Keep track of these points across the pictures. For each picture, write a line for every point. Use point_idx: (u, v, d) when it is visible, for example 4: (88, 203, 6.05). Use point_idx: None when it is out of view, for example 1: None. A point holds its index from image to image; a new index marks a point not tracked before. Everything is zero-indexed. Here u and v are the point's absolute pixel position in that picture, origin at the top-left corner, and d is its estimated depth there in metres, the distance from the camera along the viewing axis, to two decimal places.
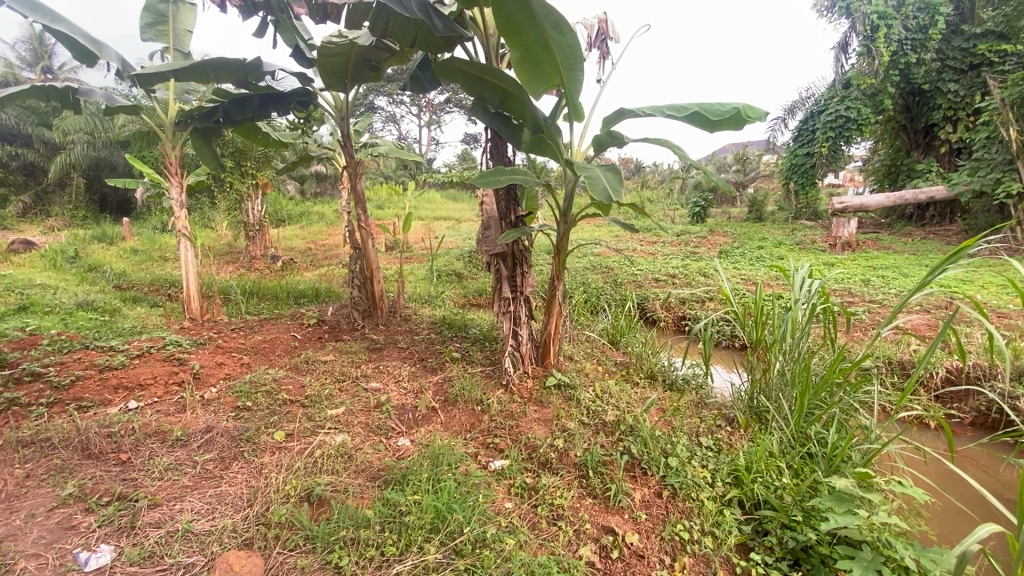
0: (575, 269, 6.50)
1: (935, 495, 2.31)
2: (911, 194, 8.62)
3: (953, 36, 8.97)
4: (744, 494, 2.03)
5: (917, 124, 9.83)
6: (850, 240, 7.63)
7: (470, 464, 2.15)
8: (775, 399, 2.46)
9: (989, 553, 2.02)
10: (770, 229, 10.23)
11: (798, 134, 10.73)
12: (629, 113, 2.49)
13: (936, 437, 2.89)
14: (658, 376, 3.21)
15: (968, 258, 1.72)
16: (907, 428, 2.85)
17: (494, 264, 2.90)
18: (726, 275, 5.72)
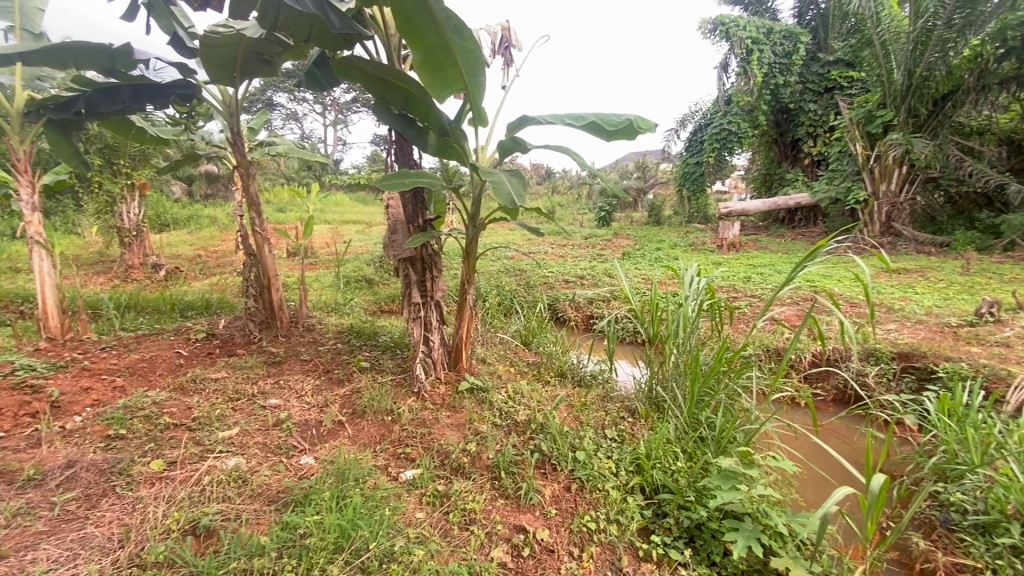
0: (489, 272, 6.56)
1: (804, 466, 2.61)
2: (782, 200, 9.73)
3: (812, 62, 10.27)
4: (645, 480, 2.15)
5: (785, 138, 11.12)
6: (733, 241, 8.46)
7: (379, 476, 2.08)
8: (671, 389, 2.65)
9: (846, 512, 2.32)
10: (667, 232, 11.04)
11: (689, 144, 11.68)
12: (530, 119, 2.54)
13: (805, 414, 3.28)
14: (568, 373, 3.33)
15: (822, 256, 1.98)
16: (781, 408, 3.20)
17: (403, 269, 2.83)
18: (629, 275, 6.09)
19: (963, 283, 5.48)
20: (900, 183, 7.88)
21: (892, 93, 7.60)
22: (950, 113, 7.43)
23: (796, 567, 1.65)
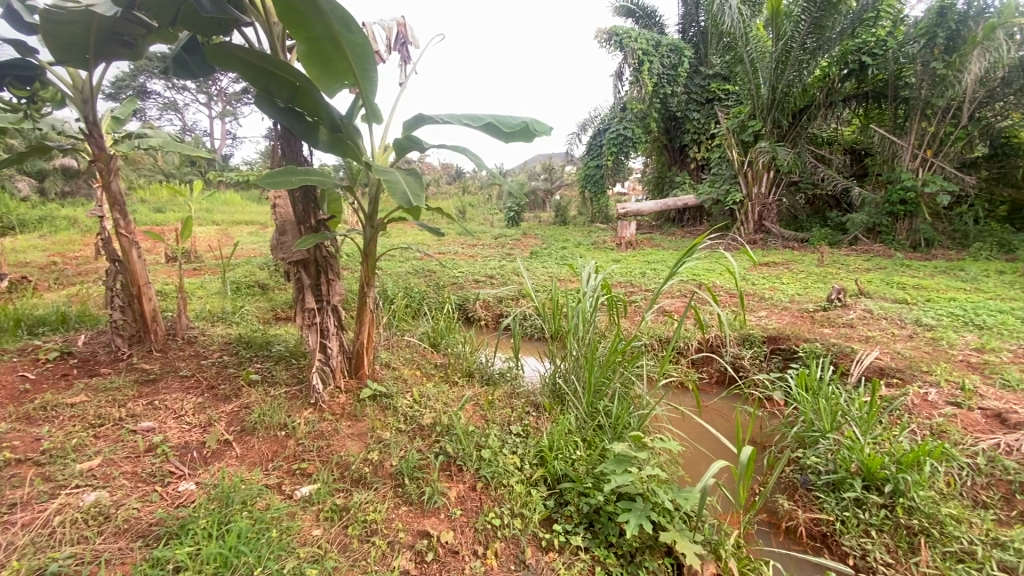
0: (396, 274, 6.39)
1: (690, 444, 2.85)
2: (672, 202, 10.53)
3: (695, 75, 11.22)
4: (548, 472, 2.22)
5: (674, 144, 12.04)
6: (631, 240, 9.02)
7: (271, 496, 1.95)
8: (571, 382, 2.75)
9: (724, 483, 2.57)
10: (572, 231, 11.49)
11: (590, 148, 12.24)
12: (427, 118, 2.50)
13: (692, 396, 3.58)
14: (476, 373, 3.33)
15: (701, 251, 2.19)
16: (671, 392, 3.47)
17: (294, 272, 2.66)
18: (537, 273, 6.24)
19: (819, 273, 6.30)
20: (768, 186, 8.98)
21: (760, 105, 8.45)
22: (805, 126, 8.54)
23: (682, 539, 1.78)
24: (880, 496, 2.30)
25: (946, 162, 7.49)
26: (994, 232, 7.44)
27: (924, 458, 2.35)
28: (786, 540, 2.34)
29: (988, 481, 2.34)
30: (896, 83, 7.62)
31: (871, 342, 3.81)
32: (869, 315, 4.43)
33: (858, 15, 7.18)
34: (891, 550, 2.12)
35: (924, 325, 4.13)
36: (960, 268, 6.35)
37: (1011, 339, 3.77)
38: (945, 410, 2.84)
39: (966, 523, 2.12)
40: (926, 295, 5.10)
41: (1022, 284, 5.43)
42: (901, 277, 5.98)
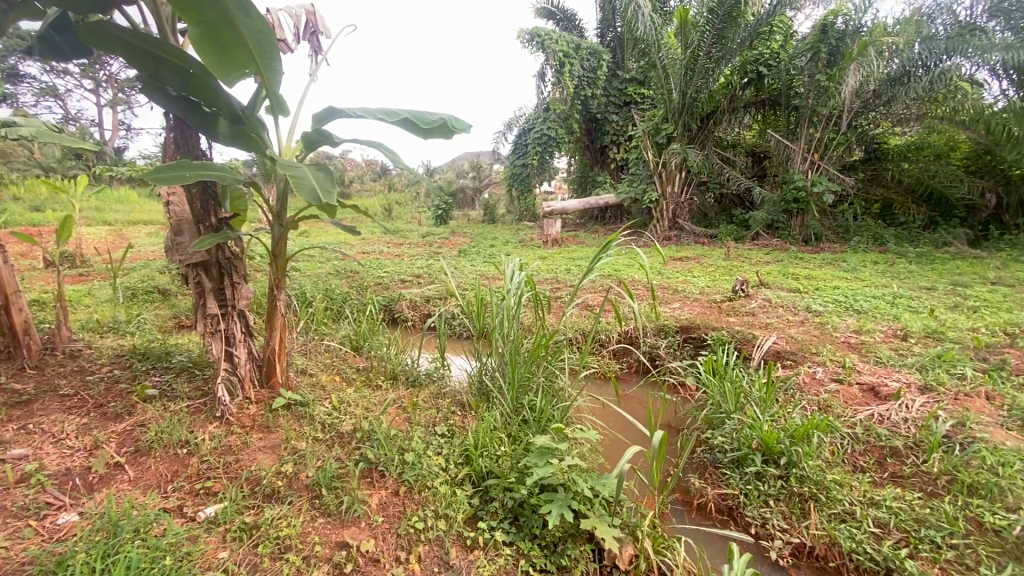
0: (316, 275, 6.09)
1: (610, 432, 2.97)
2: (594, 200, 10.91)
3: (613, 78, 11.66)
4: (473, 470, 2.21)
5: (595, 144, 12.46)
6: (557, 237, 9.25)
7: (170, 520, 1.78)
8: (496, 379, 2.77)
9: (640, 467, 2.70)
10: (500, 230, 11.57)
11: (515, 147, 12.36)
12: (338, 112, 2.40)
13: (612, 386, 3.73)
14: (401, 375, 3.24)
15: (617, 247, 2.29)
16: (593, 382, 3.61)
17: (193, 276, 2.46)
18: (464, 271, 6.21)
19: (726, 266, 6.80)
20: (681, 186, 9.57)
21: (672, 109, 8.94)
22: (712, 129, 9.18)
23: (601, 524, 1.84)
24: (777, 468, 2.52)
25: (830, 165, 8.36)
26: (869, 227, 8.40)
27: (813, 431, 2.61)
28: (698, 516, 2.50)
29: (864, 447, 2.63)
30: (788, 92, 8.37)
31: (769, 328, 4.17)
32: (768, 304, 4.84)
33: (755, 28, 7.79)
34: (787, 517, 2.33)
35: (813, 311, 4.58)
36: (842, 259, 7.13)
37: (882, 320, 4.28)
38: (829, 386, 3.17)
39: (848, 487, 2.38)
40: (815, 284, 5.66)
41: (891, 273, 6.19)
42: (796, 268, 6.60)
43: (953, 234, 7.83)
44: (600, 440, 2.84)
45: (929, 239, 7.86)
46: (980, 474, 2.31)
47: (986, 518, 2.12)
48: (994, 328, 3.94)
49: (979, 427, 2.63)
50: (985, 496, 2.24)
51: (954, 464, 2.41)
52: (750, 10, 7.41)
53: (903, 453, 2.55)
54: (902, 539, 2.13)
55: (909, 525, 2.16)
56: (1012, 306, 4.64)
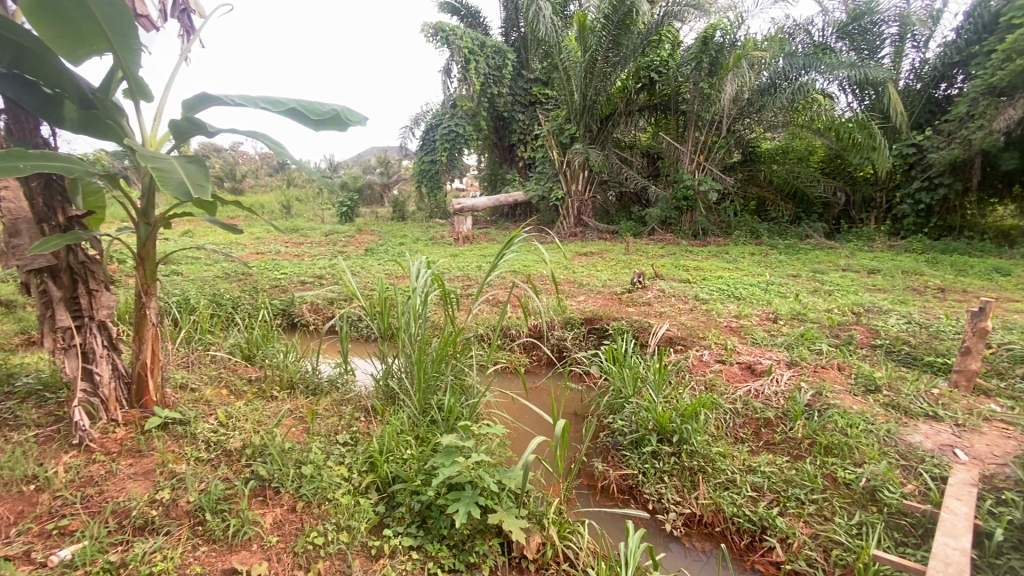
0: (203, 279, 5.54)
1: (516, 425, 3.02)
2: (503, 197, 11.02)
3: (518, 77, 11.82)
4: (378, 477, 2.14)
5: (502, 142, 12.58)
6: (468, 234, 9.23)
7: (12, 571, 1.53)
8: (402, 381, 2.70)
9: (545, 457, 2.78)
10: (410, 227, 11.30)
11: (422, 143, 12.14)
12: (212, 99, 2.18)
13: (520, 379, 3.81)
14: (299, 383, 3.04)
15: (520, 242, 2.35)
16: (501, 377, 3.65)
17: (38, 283, 2.12)
18: (371, 270, 5.98)
19: (627, 260, 7.21)
20: (584, 184, 10.00)
21: (574, 110, 9.28)
22: (611, 131, 9.67)
23: (508, 517, 1.86)
24: (670, 446, 2.72)
25: (713, 165, 9.17)
26: (747, 222, 9.32)
27: (700, 409, 2.85)
28: (602, 498, 2.63)
29: (744, 420, 2.92)
30: (677, 98, 9.05)
31: (664, 316, 4.48)
32: (663, 294, 5.20)
33: (646, 37, 8.29)
34: (679, 490, 2.53)
35: (701, 299, 5.00)
36: (725, 251, 7.87)
37: (758, 305, 4.77)
38: (714, 367, 3.48)
39: (730, 457, 2.62)
40: (703, 274, 6.18)
41: (765, 262, 6.95)
42: (687, 260, 7.16)
43: (812, 228, 8.96)
44: (507, 434, 2.88)
45: (795, 232, 8.90)
46: (833, 435, 2.67)
47: (839, 473, 2.45)
48: (844, 309, 4.56)
49: (833, 394, 3.03)
50: (838, 454, 2.58)
51: (814, 429, 2.75)
52: (641, 19, 7.88)
53: (774, 422, 2.87)
54: (774, 499, 2.39)
55: (779, 486, 2.44)
56: (858, 289, 5.40)
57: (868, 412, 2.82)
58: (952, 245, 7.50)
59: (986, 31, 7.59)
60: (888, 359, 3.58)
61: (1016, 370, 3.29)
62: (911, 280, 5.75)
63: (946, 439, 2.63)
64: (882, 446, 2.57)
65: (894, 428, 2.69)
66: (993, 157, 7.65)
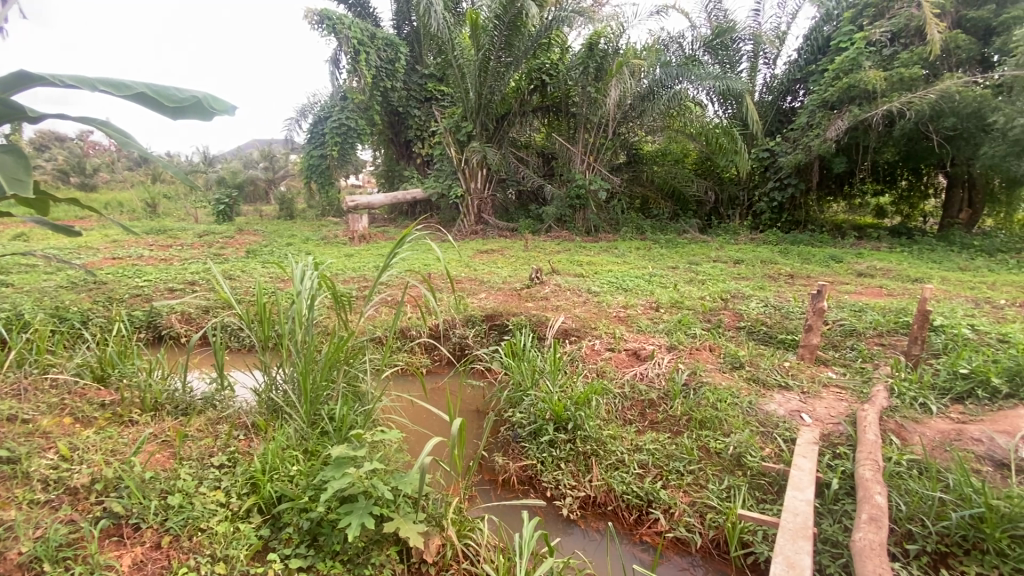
0: (40, 289, 4.72)
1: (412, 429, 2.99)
2: (400, 195, 10.73)
3: (412, 72, 11.45)
4: (262, 498, 1.99)
5: (398, 138, 12.21)
6: (363, 233, 8.86)
7: None
8: (287, 391, 2.51)
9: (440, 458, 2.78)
10: (300, 226, 10.59)
11: (311, 137, 11.42)
12: (36, 78, 1.86)
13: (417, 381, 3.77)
14: (165, 404, 2.71)
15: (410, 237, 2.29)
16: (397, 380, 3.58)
17: None
18: (255, 274, 5.52)
19: (525, 256, 7.40)
20: (483, 182, 10.10)
21: (470, 108, 9.30)
22: (506, 130, 9.83)
23: (406, 523, 1.82)
24: (566, 433, 2.84)
25: (601, 166, 9.71)
26: (633, 219, 10.00)
27: (591, 395, 3.00)
28: (503, 491, 2.68)
29: (631, 402, 3.14)
30: (567, 101, 9.43)
31: (560, 310, 4.66)
32: (559, 288, 5.41)
33: (536, 39, 8.48)
34: (575, 475, 2.66)
35: (593, 292, 5.28)
36: (614, 246, 8.38)
37: (643, 296, 5.14)
38: (605, 355, 3.68)
39: (619, 438, 2.80)
40: (595, 268, 6.52)
41: (649, 256, 7.51)
42: (581, 256, 7.51)
43: (688, 224, 9.86)
44: (402, 437, 2.83)
45: (674, 228, 9.73)
46: (706, 410, 2.95)
47: (711, 444, 2.72)
48: (714, 296, 5.08)
49: (706, 373, 3.36)
50: (711, 426, 2.86)
51: (690, 406, 3.02)
52: (531, 22, 8.05)
53: (657, 402, 3.12)
54: (657, 473, 2.60)
55: (661, 461, 2.66)
56: (726, 277, 6.05)
57: (734, 387, 3.17)
58: (799, 238, 8.68)
59: (820, 53, 8.84)
60: (750, 339, 4.06)
61: (846, 342, 3.89)
62: (768, 268, 6.56)
63: (795, 405, 3.03)
64: (745, 416, 2.90)
65: (754, 399, 3.05)
66: (828, 162, 8.93)
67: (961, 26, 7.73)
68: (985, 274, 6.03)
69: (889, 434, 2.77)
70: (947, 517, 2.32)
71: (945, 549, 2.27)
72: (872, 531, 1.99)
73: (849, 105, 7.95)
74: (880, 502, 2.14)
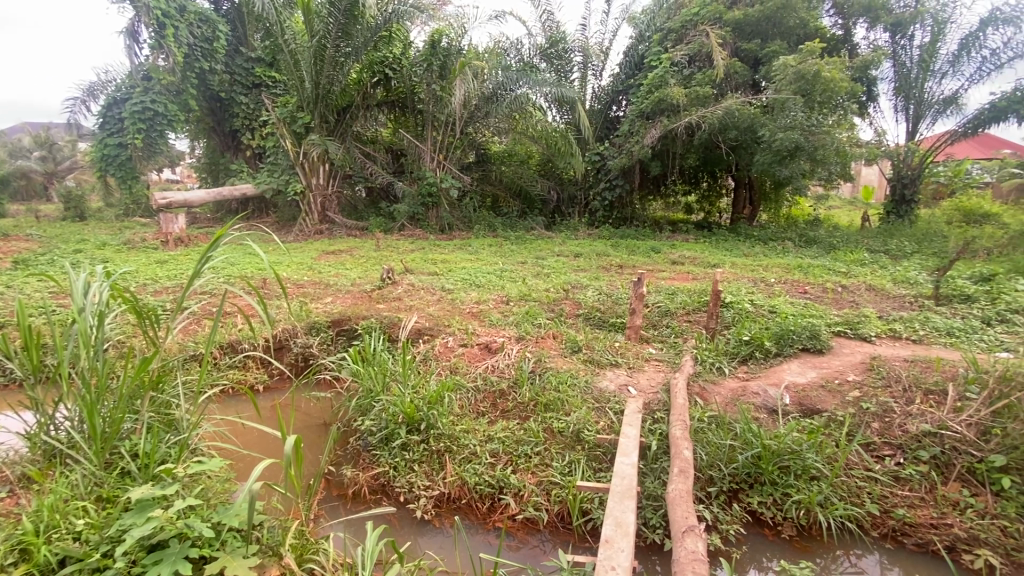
0: None
1: (238, 456, 2.78)
2: (226, 191, 9.54)
3: (235, 54, 10.05)
4: (36, 566, 1.62)
5: (223, 128, 10.72)
6: (181, 235, 7.70)
7: None
8: (68, 431, 2.06)
9: (274, 483, 2.62)
10: (94, 228, 8.80)
11: (104, 121, 9.52)
12: None
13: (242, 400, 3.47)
14: None
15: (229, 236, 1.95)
16: (217, 404, 3.27)
17: None
18: (28, 289, 4.45)
19: (375, 256, 7.14)
20: (326, 178, 9.48)
21: (306, 98, 8.64)
22: (349, 123, 9.33)
23: (234, 560, 1.62)
24: (418, 434, 2.82)
25: (451, 164, 9.75)
26: (484, 217, 10.25)
27: (443, 393, 3.01)
28: (354, 505, 2.59)
29: (483, 395, 3.23)
30: (412, 97, 9.29)
31: (412, 309, 4.59)
32: (411, 288, 5.32)
33: (376, 31, 8.17)
34: (428, 475, 2.66)
35: (445, 289, 5.30)
36: (467, 243, 8.52)
37: (493, 291, 5.31)
38: (457, 351, 3.73)
39: (472, 431, 2.87)
40: (448, 266, 6.56)
41: (500, 252, 7.80)
42: (434, 254, 7.49)
43: (535, 221, 10.44)
44: (229, 465, 2.66)
45: (522, 225, 10.22)
46: (550, 393, 3.17)
47: (554, 425, 2.93)
48: (558, 287, 5.47)
49: (550, 358, 3.60)
50: (554, 409, 3.08)
51: (536, 391, 3.22)
52: (368, 12, 7.82)
53: (507, 392, 3.25)
54: (507, 460, 2.73)
55: (511, 447, 2.79)
56: (567, 270, 6.55)
57: (573, 369, 3.46)
58: (627, 232, 9.76)
59: (636, 68, 9.99)
60: (587, 324, 4.46)
61: (662, 321, 4.50)
62: (602, 260, 7.26)
63: (624, 379, 3.42)
64: (584, 395, 3.19)
65: (590, 378, 3.36)
66: (647, 165, 10.17)
67: (738, 55, 9.38)
68: (761, 259, 7.45)
69: (694, 396, 3.27)
70: (736, 458, 2.84)
71: (736, 486, 2.78)
72: (682, 480, 2.33)
73: (660, 116, 9.14)
74: (687, 455, 2.52)
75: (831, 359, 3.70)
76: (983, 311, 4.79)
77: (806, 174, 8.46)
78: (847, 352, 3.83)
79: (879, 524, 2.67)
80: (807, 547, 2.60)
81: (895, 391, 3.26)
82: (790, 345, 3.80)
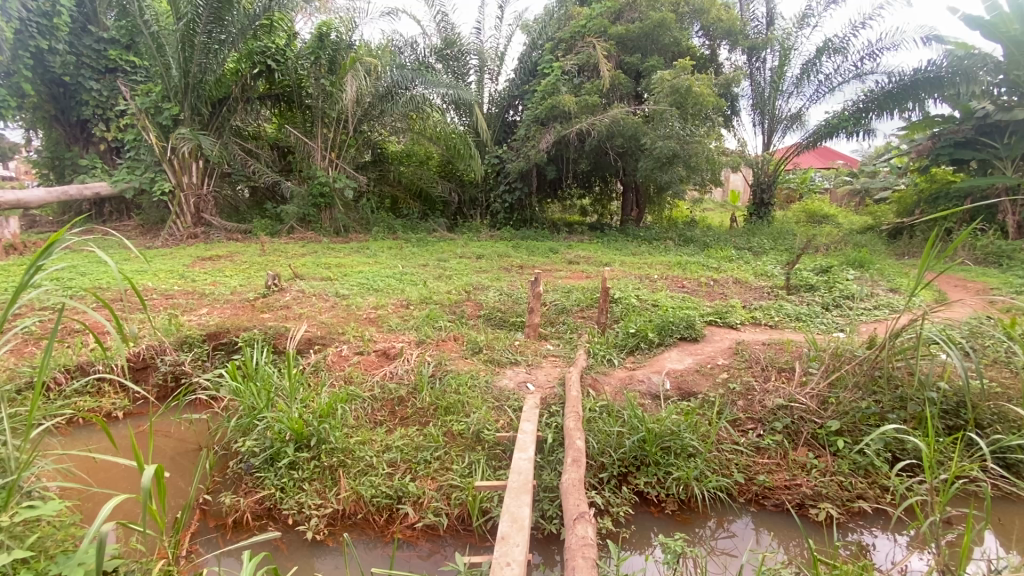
0: None
1: (87, 496, 2.46)
2: (74, 190, 8.27)
3: (82, 34, 8.62)
4: None
5: (69, 117, 9.24)
6: (14, 242, 6.53)
7: None
8: None
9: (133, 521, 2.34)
10: None
11: None
12: None
13: (94, 431, 3.07)
14: None
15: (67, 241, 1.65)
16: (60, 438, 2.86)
17: None
18: None
19: (260, 262, 6.59)
20: (199, 177, 8.57)
21: (172, 87, 7.79)
22: (227, 117, 8.55)
23: None
24: (308, 451, 2.66)
25: (345, 163, 9.29)
26: (383, 218, 9.91)
27: (335, 405, 2.88)
28: (235, 534, 2.38)
29: (380, 403, 3.13)
30: (299, 91, 8.75)
31: (302, 318, 4.32)
32: (302, 295, 5.00)
33: (254, 19, 7.59)
34: (320, 493, 2.52)
35: (340, 295, 5.05)
36: (365, 246, 8.18)
37: (393, 295, 5.17)
38: (352, 359, 3.58)
39: (368, 443, 2.78)
40: (344, 270, 6.27)
41: (400, 255, 7.60)
42: (328, 258, 7.09)
43: (436, 223, 10.30)
44: (74, 508, 2.34)
45: (422, 227, 10.03)
46: (450, 396, 3.16)
47: (454, 428, 2.92)
48: (459, 289, 5.46)
49: (450, 361, 3.59)
50: (454, 412, 3.07)
51: (436, 396, 3.19)
52: None
53: (406, 398, 3.18)
54: (406, 468, 2.68)
55: (410, 455, 2.74)
56: (468, 271, 6.57)
57: (474, 370, 3.49)
58: (526, 234, 9.98)
59: (530, 75, 10.31)
60: (488, 325, 4.51)
61: (559, 318, 4.69)
62: (503, 261, 7.38)
63: (522, 377, 3.51)
64: (484, 395, 3.22)
65: (490, 378, 3.40)
66: (543, 169, 10.52)
67: (622, 67, 10.06)
68: (647, 257, 8.04)
69: (587, 388, 3.45)
70: (624, 444, 3.05)
71: (625, 469, 2.98)
72: (575, 469, 2.45)
73: (553, 122, 9.54)
74: (579, 444, 2.66)
75: (705, 346, 4.11)
76: (824, 298, 5.60)
77: (683, 180, 9.29)
78: (718, 338, 4.27)
79: (745, 491, 3.00)
80: (687, 519, 2.85)
81: (756, 372, 3.70)
82: (671, 335, 4.16)
